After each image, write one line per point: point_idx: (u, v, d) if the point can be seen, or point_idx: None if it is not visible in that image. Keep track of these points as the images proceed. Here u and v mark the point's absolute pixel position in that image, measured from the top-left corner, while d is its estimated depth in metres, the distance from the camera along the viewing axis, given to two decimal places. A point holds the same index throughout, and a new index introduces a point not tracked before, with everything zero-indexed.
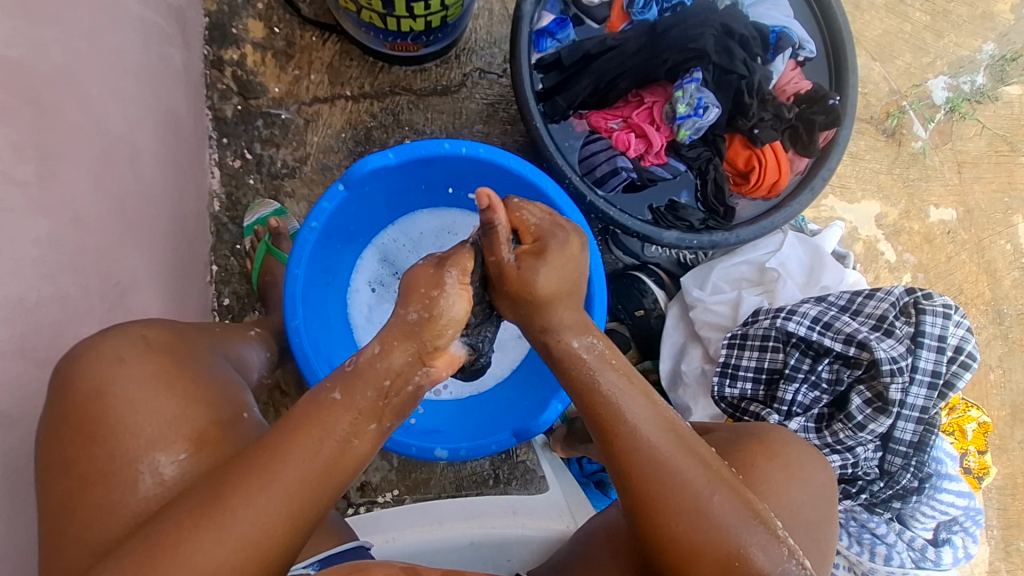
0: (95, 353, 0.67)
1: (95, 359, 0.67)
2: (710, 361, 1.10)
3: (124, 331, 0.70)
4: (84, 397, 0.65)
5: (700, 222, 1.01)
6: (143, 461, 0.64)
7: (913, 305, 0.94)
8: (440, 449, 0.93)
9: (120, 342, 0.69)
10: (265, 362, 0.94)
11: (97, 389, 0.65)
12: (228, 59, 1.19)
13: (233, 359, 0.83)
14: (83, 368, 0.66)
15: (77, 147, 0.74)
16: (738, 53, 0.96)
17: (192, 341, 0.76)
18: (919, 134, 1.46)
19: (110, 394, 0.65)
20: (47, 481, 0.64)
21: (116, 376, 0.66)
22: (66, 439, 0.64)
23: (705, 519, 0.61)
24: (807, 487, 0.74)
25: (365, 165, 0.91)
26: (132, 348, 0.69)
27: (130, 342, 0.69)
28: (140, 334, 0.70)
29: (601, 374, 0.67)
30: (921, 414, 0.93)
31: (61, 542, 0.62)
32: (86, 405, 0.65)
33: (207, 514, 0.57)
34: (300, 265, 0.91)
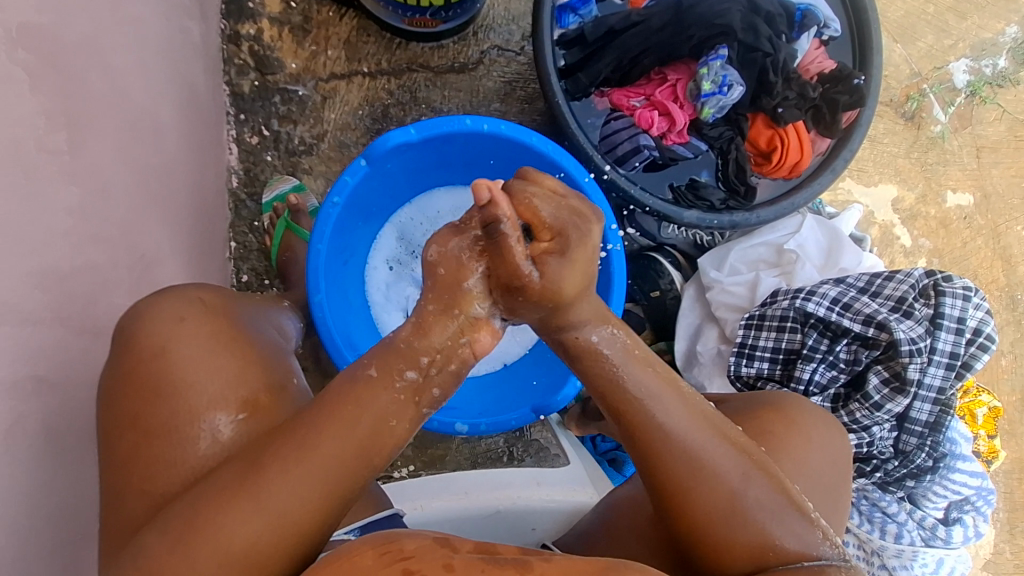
0: (153, 313, 0.67)
1: (155, 319, 0.67)
2: (727, 342, 1.11)
3: (180, 292, 0.70)
4: (145, 356, 0.65)
5: (721, 202, 1.00)
6: (202, 421, 0.63)
7: (933, 288, 0.94)
8: (461, 423, 0.93)
9: (178, 302, 0.68)
10: (299, 332, 0.92)
11: (156, 348, 0.65)
12: (245, 35, 1.18)
13: (277, 325, 0.83)
14: (142, 328, 0.66)
15: (102, 117, 0.74)
16: (764, 30, 0.94)
17: (238, 305, 0.76)
18: (939, 117, 1.45)
19: (171, 353, 0.65)
20: (109, 437, 0.64)
21: (178, 336, 0.66)
22: (127, 396, 0.64)
23: (746, 513, 0.60)
24: (824, 450, 0.74)
25: (387, 141, 0.91)
26: (190, 308, 0.68)
27: (187, 304, 0.69)
28: (197, 296, 0.70)
29: (626, 366, 0.63)
30: (937, 396, 0.93)
31: (125, 498, 0.62)
32: (148, 362, 0.65)
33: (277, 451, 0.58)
34: (323, 239, 0.91)
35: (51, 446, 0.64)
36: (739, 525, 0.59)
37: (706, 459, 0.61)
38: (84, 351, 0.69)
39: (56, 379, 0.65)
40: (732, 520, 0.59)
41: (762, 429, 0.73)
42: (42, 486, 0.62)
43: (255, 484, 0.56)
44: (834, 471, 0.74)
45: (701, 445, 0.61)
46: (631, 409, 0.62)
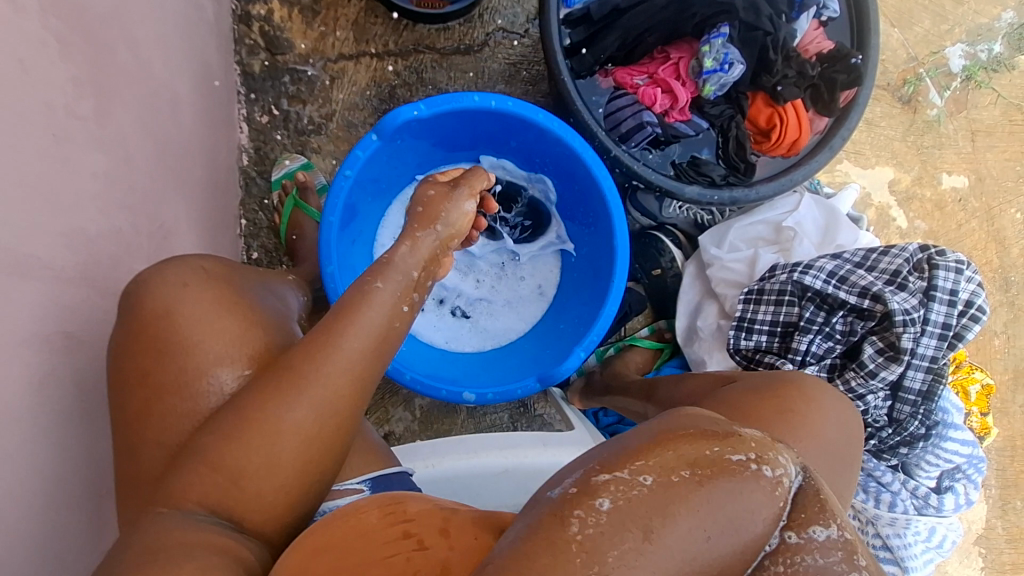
0: (159, 279, 0.67)
1: (159, 282, 0.67)
2: (726, 317, 1.14)
3: (185, 261, 0.70)
4: (151, 316, 0.66)
5: (721, 178, 1.03)
6: (209, 377, 0.65)
7: (927, 262, 0.97)
8: (468, 393, 0.96)
9: (182, 269, 0.69)
10: (302, 305, 0.90)
11: (161, 310, 0.66)
12: (255, 15, 1.20)
13: (280, 296, 0.82)
14: (148, 291, 0.67)
15: (125, 89, 0.76)
16: (765, 9, 0.96)
17: (242, 274, 0.76)
18: (935, 101, 1.48)
19: (177, 315, 0.66)
20: (119, 393, 0.65)
21: (183, 299, 0.67)
22: (134, 355, 0.65)
23: None
24: (846, 418, 0.72)
25: (398, 117, 0.93)
26: (194, 276, 0.69)
27: (191, 270, 0.69)
28: (201, 265, 0.70)
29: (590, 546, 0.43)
30: (931, 364, 0.94)
31: (138, 449, 0.64)
32: (154, 323, 0.65)
33: (283, 398, 0.60)
34: (335, 213, 0.93)
35: (80, 400, 0.66)
36: None
37: None
38: (109, 313, 0.72)
39: (85, 338, 0.68)
40: None
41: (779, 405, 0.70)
42: (71, 439, 0.65)
43: (263, 433, 0.59)
44: (843, 441, 0.70)
45: None
46: None
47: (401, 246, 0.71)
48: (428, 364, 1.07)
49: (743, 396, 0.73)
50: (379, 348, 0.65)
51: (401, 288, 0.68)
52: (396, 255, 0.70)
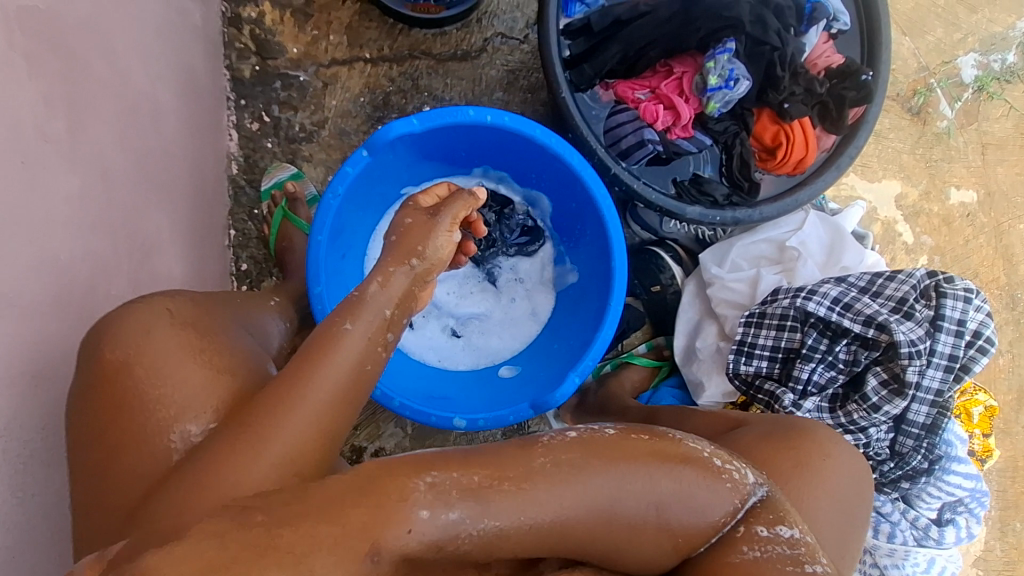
0: (121, 324, 0.65)
1: (120, 329, 0.64)
2: (726, 338, 1.11)
3: (149, 304, 0.68)
4: (113, 367, 0.63)
5: (724, 197, 1.00)
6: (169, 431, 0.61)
7: (935, 289, 0.93)
8: (459, 419, 0.94)
9: (145, 314, 0.66)
10: (284, 333, 0.88)
11: (124, 360, 0.63)
12: (246, 17, 1.16)
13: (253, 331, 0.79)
14: (109, 339, 0.64)
15: (103, 104, 0.73)
16: (773, 23, 0.92)
17: (214, 312, 0.73)
18: (945, 113, 1.44)
19: (139, 364, 0.63)
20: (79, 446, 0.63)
21: (145, 346, 0.64)
22: (94, 407, 0.62)
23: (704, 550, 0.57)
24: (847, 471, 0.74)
25: (389, 132, 0.89)
26: (158, 320, 0.66)
27: (156, 313, 0.66)
28: (165, 307, 0.68)
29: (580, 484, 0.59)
30: (935, 397, 0.92)
31: (95, 507, 0.61)
32: (117, 375, 0.63)
33: (244, 454, 0.57)
34: (323, 232, 0.90)
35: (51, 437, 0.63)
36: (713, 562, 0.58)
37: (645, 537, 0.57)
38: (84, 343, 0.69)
39: (56, 371, 0.65)
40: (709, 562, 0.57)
41: (794, 459, 0.72)
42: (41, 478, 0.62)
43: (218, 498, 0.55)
44: (851, 487, 0.73)
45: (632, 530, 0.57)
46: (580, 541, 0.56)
47: (371, 284, 0.67)
48: (419, 386, 1.04)
49: (758, 442, 0.75)
50: (352, 389, 0.62)
51: (377, 328, 0.65)
52: (365, 293, 0.66)
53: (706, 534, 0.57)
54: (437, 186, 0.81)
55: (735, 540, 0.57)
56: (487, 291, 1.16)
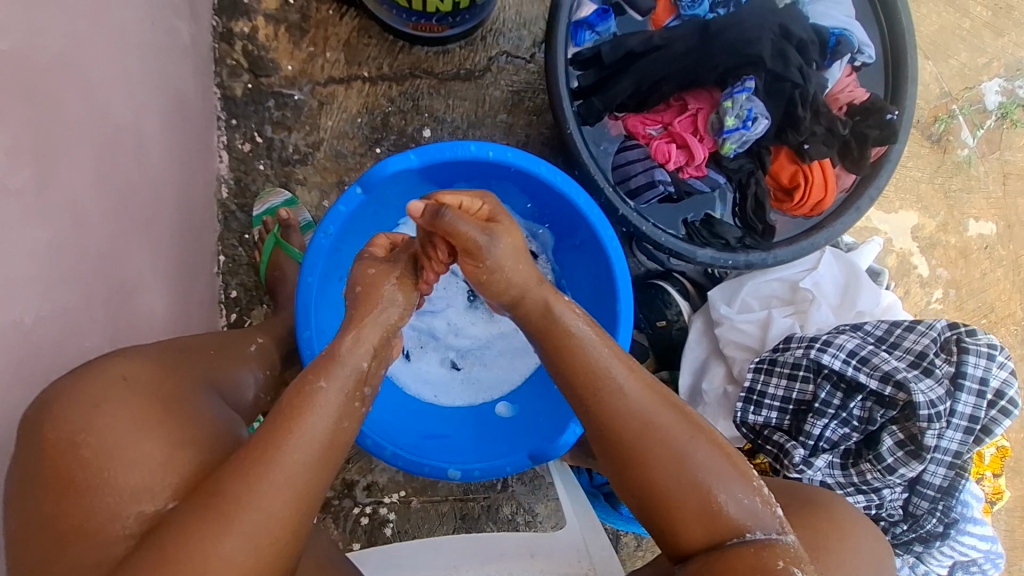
0: (68, 398, 0.58)
1: (66, 404, 0.57)
2: (733, 382, 1.07)
3: (101, 370, 0.61)
4: (56, 449, 0.56)
5: (737, 240, 0.95)
6: (121, 519, 0.55)
7: (956, 343, 0.90)
8: (453, 469, 0.91)
9: (95, 384, 0.59)
10: (262, 382, 0.84)
11: (70, 441, 0.56)
12: (238, 32, 1.11)
13: (222, 388, 0.75)
14: (53, 415, 0.57)
15: (80, 145, 0.68)
16: (794, 58, 0.86)
17: (178, 372, 0.68)
18: (967, 141, 1.38)
19: (88, 444, 0.56)
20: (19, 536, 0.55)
21: (95, 424, 0.57)
22: (37, 492, 0.55)
23: (711, 512, 0.65)
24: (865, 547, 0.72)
25: (385, 168, 0.85)
26: (110, 390, 0.60)
27: (109, 384, 0.60)
28: (119, 374, 0.61)
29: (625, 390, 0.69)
30: (954, 459, 0.88)
31: None
32: (59, 459, 0.56)
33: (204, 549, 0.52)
34: (313, 273, 0.85)
35: None
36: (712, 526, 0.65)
37: (667, 461, 0.65)
38: None
39: None
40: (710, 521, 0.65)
41: (811, 540, 0.71)
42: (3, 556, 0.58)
43: None
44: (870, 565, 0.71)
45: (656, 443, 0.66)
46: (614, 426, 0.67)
47: (345, 337, 0.63)
48: (414, 426, 1.00)
49: None
50: (329, 464, 0.58)
51: (353, 382, 0.61)
52: (340, 346, 0.62)
53: (733, 527, 0.64)
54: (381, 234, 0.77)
55: (771, 566, 0.61)
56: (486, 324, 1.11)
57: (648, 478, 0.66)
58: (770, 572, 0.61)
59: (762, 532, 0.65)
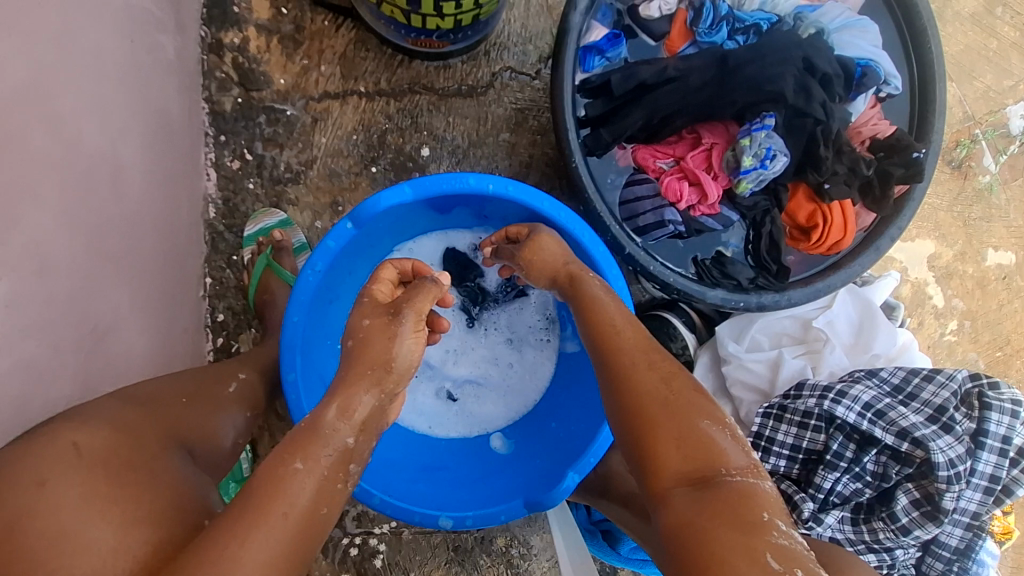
0: (10, 475, 0.53)
1: (10, 479, 0.53)
2: (740, 424, 1.02)
3: (49, 439, 0.57)
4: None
5: (749, 282, 0.89)
6: None
7: (978, 398, 0.85)
8: (445, 517, 0.85)
9: (42, 456, 0.55)
10: (243, 427, 0.79)
11: (13, 522, 0.52)
12: (228, 44, 1.06)
13: (192, 442, 0.70)
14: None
15: (46, 182, 0.64)
16: (818, 93, 0.81)
17: (139, 430, 0.64)
18: (988, 167, 1.32)
19: (33, 527, 0.52)
20: None
21: (42, 505, 0.53)
22: None
23: (694, 448, 0.58)
24: None
25: (378, 203, 0.80)
26: (59, 463, 0.55)
27: (57, 456, 0.56)
28: (69, 442, 0.57)
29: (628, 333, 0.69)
30: (971, 520, 0.85)
31: None
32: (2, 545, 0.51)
33: None
34: (299, 311, 0.80)
35: None
36: (691, 462, 0.57)
37: (653, 386, 0.63)
38: None
39: None
40: (689, 456, 0.58)
41: None
42: None
43: None
44: None
45: (644, 369, 0.64)
46: (613, 353, 0.67)
47: (328, 408, 0.57)
48: (405, 462, 0.96)
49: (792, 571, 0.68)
50: (303, 544, 0.53)
51: (336, 460, 0.56)
52: (321, 420, 0.57)
53: (716, 470, 0.57)
54: (386, 269, 0.72)
55: (746, 515, 0.53)
56: (484, 356, 1.07)
57: (634, 399, 0.62)
58: (750, 522, 0.52)
59: (747, 478, 0.56)
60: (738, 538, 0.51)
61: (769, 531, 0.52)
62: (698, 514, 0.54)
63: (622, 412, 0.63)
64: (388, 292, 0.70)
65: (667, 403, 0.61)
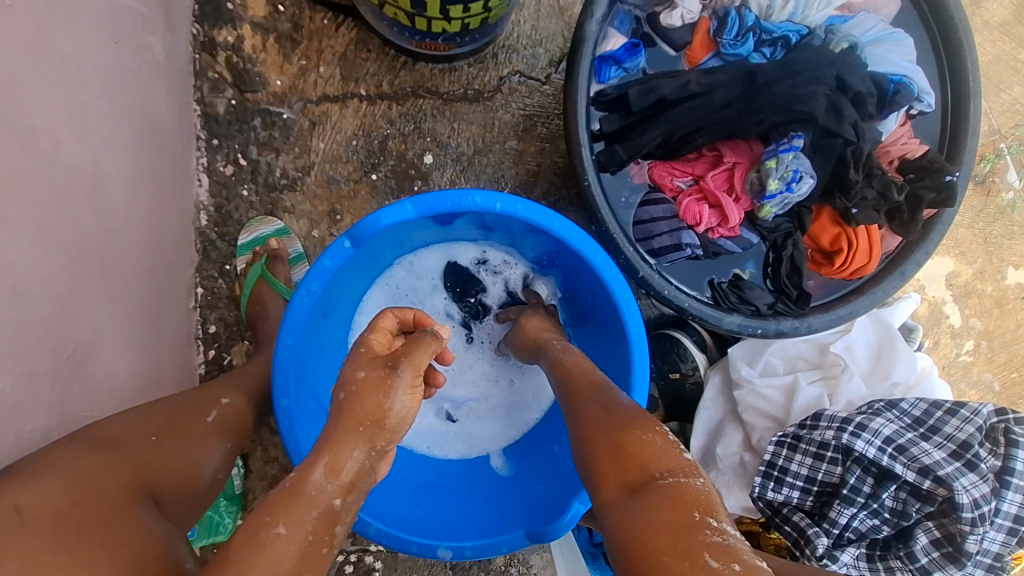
0: None
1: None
2: (751, 450, 0.97)
3: None
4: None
5: (768, 307, 0.84)
6: None
7: (1004, 435, 0.81)
8: (444, 548, 0.81)
9: None
10: (230, 455, 0.75)
11: None
12: (222, 42, 1.01)
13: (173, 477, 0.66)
14: None
15: (15, 201, 0.59)
16: (849, 113, 0.77)
17: (97, 478, 0.57)
18: (1012, 183, 1.28)
19: None
20: None
21: None
22: None
23: (628, 459, 0.57)
24: None
25: (378, 221, 0.75)
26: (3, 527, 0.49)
27: None
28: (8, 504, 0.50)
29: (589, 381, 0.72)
30: (993, 561, 0.81)
31: None
32: None
33: None
34: (293, 332, 0.75)
35: None
36: (627, 472, 0.56)
37: (597, 414, 0.64)
38: None
39: None
40: (624, 467, 0.57)
41: None
42: None
43: None
44: None
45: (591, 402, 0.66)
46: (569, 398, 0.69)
47: (315, 468, 0.55)
48: (401, 482, 0.91)
49: None
50: None
51: (321, 522, 0.53)
52: (307, 481, 0.54)
53: (647, 475, 0.55)
54: (385, 319, 0.69)
55: (670, 512, 0.51)
56: (486, 375, 1.02)
57: (581, 430, 0.64)
58: (675, 520, 0.50)
59: (678, 478, 0.54)
60: (674, 544, 0.49)
61: (700, 530, 0.49)
62: (636, 523, 0.52)
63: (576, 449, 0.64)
64: (385, 342, 0.67)
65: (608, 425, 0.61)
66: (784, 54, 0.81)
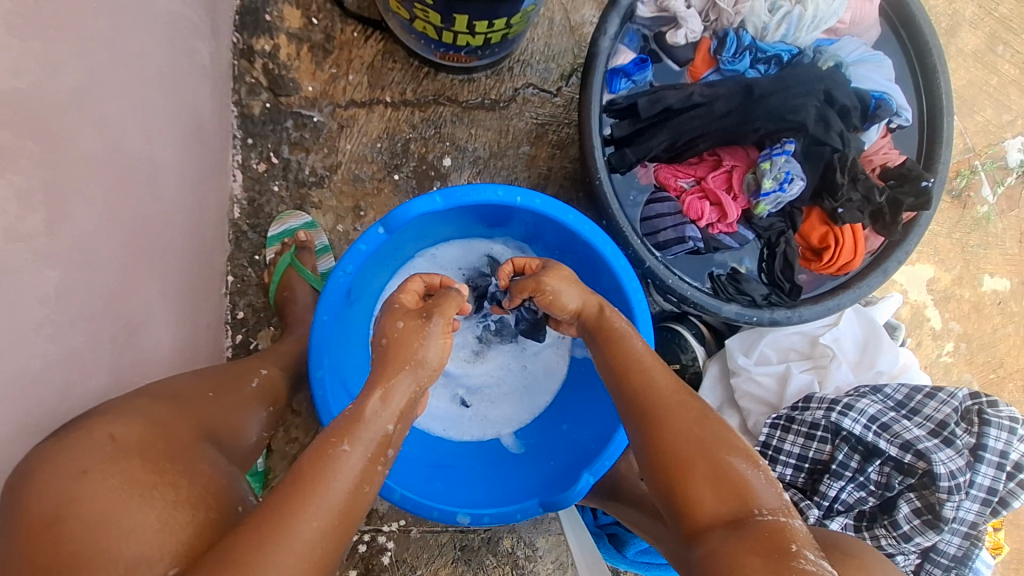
0: (49, 466, 0.55)
1: (45, 473, 0.54)
2: (746, 434, 1.04)
3: (88, 431, 0.58)
4: (36, 524, 0.52)
5: (763, 298, 0.92)
6: None
7: (977, 414, 0.88)
8: (462, 515, 0.86)
9: (79, 449, 0.56)
10: (267, 421, 0.80)
11: (52, 511, 0.53)
12: (259, 50, 1.09)
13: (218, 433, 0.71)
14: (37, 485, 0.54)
15: (92, 180, 0.66)
16: (836, 123, 0.87)
17: (171, 424, 0.65)
18: (986, 197, 1.37)
19: (75, 517, 0.53)
20: None
21: (81, 495, 0.54)
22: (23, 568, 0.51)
23: (726, 484, 0.63)
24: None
25: (408, 211, 0.83)
26: (99, 456, 0.57)
27: (93, 447, 0.57)
28: (107, 435, 0.59)
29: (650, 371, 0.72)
30: (969, 529, 0.87)
31: None
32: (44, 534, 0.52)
33: None
34: (329, 310, 0.82)
35: None
36: (723, 498, 0.62)
37: (684, 427, 0.67)
38: None
39: None
40: (721, 493, 0.63)
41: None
42: None
43: None
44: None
45: (671, 408, 0.68)
46: (639, 390, 0.70)
47: (371, 398, 0.61)
48: (419, 459, 0.97)
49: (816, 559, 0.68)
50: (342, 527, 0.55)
51: (376, 446, 0.59)
52: (364, 409, 0.60)
53: (747, 505, 0.61)
54: (414, 282, 0.76)
55: (781, 546, 0.57)
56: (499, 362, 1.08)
57: (664, 442, 0.66)
58: (780, 551, 0.57)
59: (777, 517, 0.61)
60: (767, 565, 0.56)
61: (795, 557, 0.56)
62: (728, 547, 0.58)
63: (652, 452, 0.67)
64: (413, 302, 0.74)
65: (700, 445, 0.65)
66: (777, 71, 0.91)
